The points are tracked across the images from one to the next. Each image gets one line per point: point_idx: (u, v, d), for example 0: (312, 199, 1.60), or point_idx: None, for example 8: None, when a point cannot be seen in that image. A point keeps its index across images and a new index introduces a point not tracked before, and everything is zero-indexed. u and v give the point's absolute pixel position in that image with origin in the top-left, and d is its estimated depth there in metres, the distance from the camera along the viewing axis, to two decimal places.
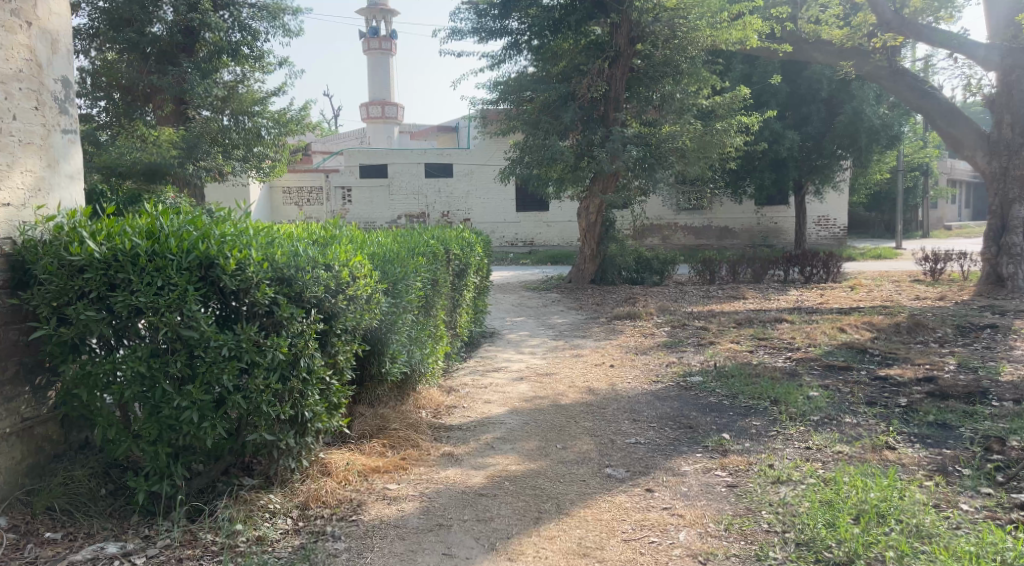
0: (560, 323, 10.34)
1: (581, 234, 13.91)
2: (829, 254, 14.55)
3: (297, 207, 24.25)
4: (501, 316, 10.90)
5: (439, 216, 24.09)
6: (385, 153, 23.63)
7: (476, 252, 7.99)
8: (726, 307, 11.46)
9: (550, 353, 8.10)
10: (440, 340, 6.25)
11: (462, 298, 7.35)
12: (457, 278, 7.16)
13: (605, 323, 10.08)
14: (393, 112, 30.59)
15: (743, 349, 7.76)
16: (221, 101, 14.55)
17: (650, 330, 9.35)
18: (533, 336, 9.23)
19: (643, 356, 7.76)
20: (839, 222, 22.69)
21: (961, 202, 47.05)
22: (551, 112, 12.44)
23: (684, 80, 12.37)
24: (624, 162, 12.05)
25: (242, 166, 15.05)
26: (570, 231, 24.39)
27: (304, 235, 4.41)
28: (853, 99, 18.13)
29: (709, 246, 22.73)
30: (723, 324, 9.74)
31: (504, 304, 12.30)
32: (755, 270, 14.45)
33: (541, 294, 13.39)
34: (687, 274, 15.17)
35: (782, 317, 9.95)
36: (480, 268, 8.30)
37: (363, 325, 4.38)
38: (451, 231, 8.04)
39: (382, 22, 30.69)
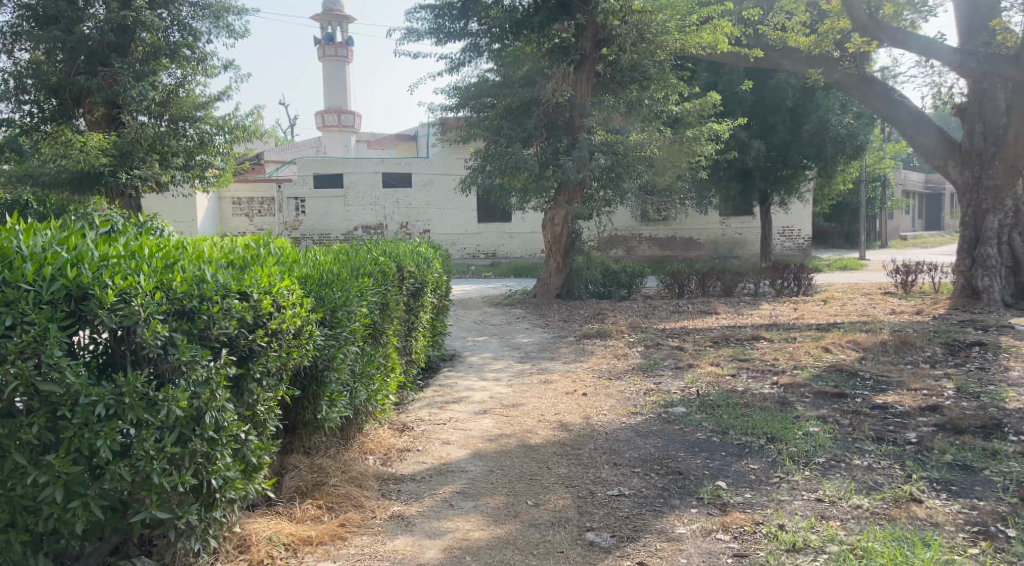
0: (525, 342, 9.64)
1: (546, 246, 13.24)
2: (800, 266, 14.19)
3: (248, 218, 23.55)
4: (463, 335, 10.14)
5: (398, 227, 23.21)
6: (340, 163, 22.72)
7: (434, 269, 7.26)
8: (699, 323, 10.91)
9: (516, 378, 7.37)
10: (391, 370, 5.47)
11: (418, 320, 6.60)
12: (411, 298, 6.40)
13: (574, 343, 9.41)
14: (350, 120, 29.68)
15: (725, 372, 7.15)
16: (158, 106, 13.38)
17: (623, 350, 8.70)
18: (496, 358, 8.51)
19: (618, 381, 7.10)
20: (803, 232, 22.56)
21: (915, 212, 48.07)
22: (514, 119, 11.79)
23: (652, 85, 11.86)
24: (591, 171, 11.44)
25: (183, 175, 14.03)
26: (533, 242, 23.75)
27: (217, 255, 3.57)
28: (817, 109, 17.96)
29: (675, 258, 22.35)
30: (699, 342, 9.16)
31: (466, 321, 11.55)
32: (725, 283, 13.99)
33: (504, 310, 12.68)
34: (656, 287, 14.64)
35: (760, 334, 9.41)
36: (439, 286, 7.55)
37: (291, 365, 3.59)
38: (406, 245, 7.27)
39: (338, 28, 29.80)
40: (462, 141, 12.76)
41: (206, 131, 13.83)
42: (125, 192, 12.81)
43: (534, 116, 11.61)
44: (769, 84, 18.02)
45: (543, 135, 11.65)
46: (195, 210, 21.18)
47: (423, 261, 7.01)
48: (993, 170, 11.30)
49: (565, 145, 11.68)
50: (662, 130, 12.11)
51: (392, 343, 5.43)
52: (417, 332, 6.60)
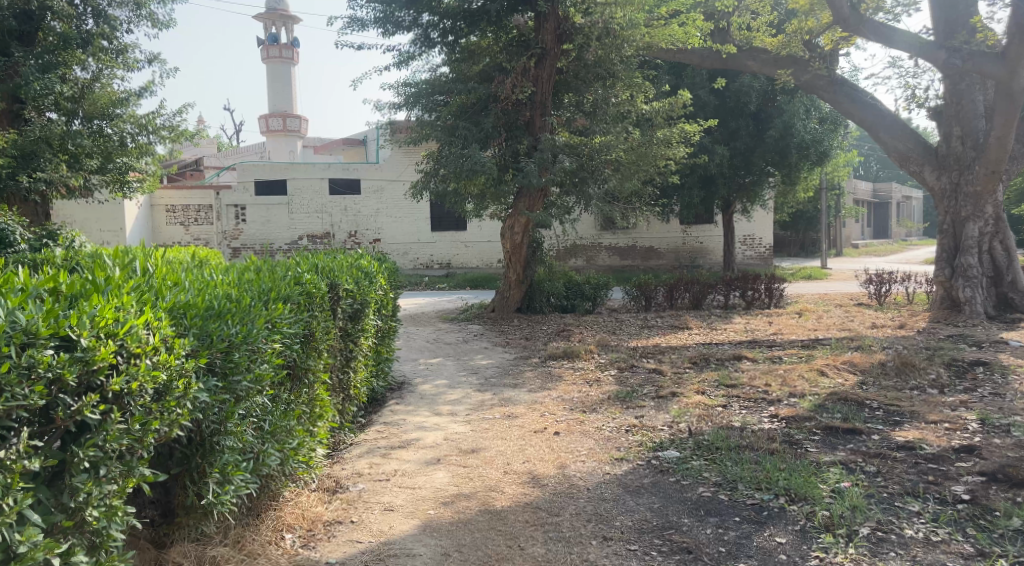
0: (485, 365, 8.58)
1: (505, 256, 12.20)
2: (770, 276, 13.54)
3: (183, 226, 21.91)
4: (413, 358, 9.03)
5: (346, 236, 21.90)
6: (284, 168, 21.36)
7: (377, 285, 6.12)
8: (672, 341, 10.08)
9: (474, 413, 6.30)
10: (320, 413, 4.31)
11: (356, 346, 5.45)
12: (347, 322, 5.24)
13: (538, 365, 8.40)
14: (296, 124, 28.24)
15: (713, 402, 6.25)
16: (70, 101, 11.63)
17: (595, 375, 7.74)
18: (451, 386, 7.41)
19: (593, 415, 6.11)
20: (765, 241, 22.17)
21: (864, 222, 48.99)
22: (469, 118, 10.77)
23: (618, 83, 11.05)
24: (554, 175, 10.50)
25: (99, 179, 12.51)
26: (490, 251, 22.73)
27: (34, 281, 2.33)
28: (782, 114, 17.56)
29: (635, 267, 21.65)
30: (676, 364, 8.28)
31: (417, 340, 10.42)
32: (694, 295, 13.24)
33: (460, 327, 11.59)
34: (622, 299, 13.81)
35: (742, 353, 8.58)
36: (385, 305, 6.45)
37: (155, 440, 2.39)
38: (341, 258, 6.11)
39: (283, 29, 28.29)
40: (413, 142, 11.66)
41: (125, 130, 12.32)
42: (28, 198, 11.14)
43: (492, 114, 10.62)
44: (733, 88, 17.51)
45: (503, 136, 10.67)
46: (125, 218, 19.56)
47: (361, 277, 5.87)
48: (971, 176, 11.01)
49: (525, 147, 10.71)
50: (630, 131, 11.28)
51: (320, 381, 4.26)
52: (354, 361, 5.44)
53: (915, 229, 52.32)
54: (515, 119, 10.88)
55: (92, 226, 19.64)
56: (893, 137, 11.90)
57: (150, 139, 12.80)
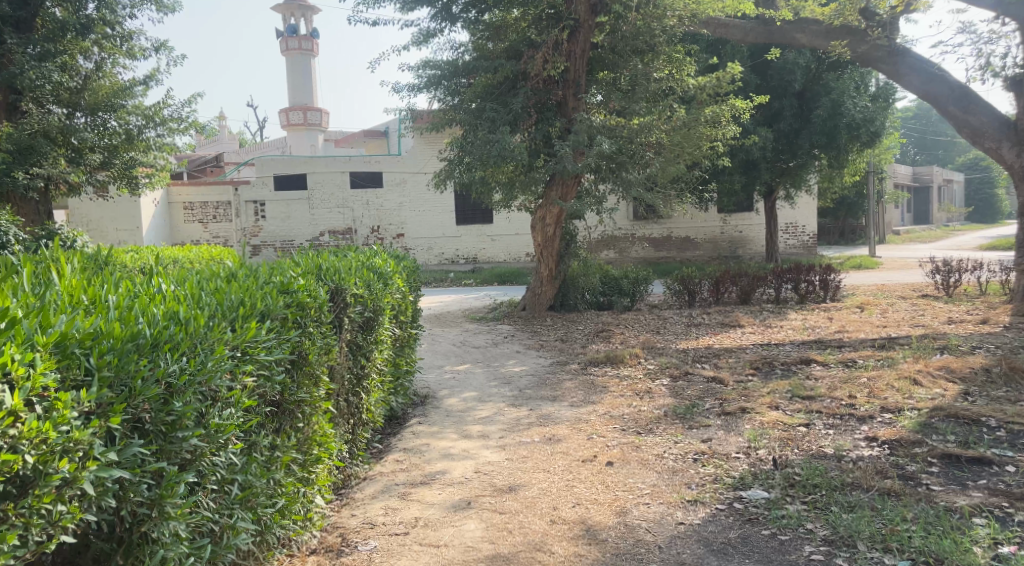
0: (518, 373, 7.65)
1: (536, 249, 11.25)
2: (826, 267, 12.42)
3: (202, 224, 21.32)
4: (438, 365, 8.16)
5: (368, 231, 21.15)
6: (304, 162, 20.66)
7: (394, 287, 5.23)
8: (725, 341, 9.08)
9: (510, 436, 5.39)
10: (319, 452, 3.43)
11: (367, 361, 4.57)
12: (353, 333, 4.34)
13: (578, 373, 7.46)
14: (317, 118, 27.57)
15: (793, 421, 5.26)
16: (70, 92, 10.96)
17: (645, 385, 6.78)
18: (481, 400, 6.50)
19: (650, 437, 5.16)
20: (808, 229, 20.93)
21: (904, 208, 47.19)
22: (497, 99, 9.88)
23: (660, 57, 10.04)
24: (590, 159, 9.53)
25: (106, 175, 11.85)
26: (517, 244, 21.80)
27: None
28: (831, 92, 16.43)
29: (670, 259, 20.57)
30: (737, 370, 7.28)
31: (443, 344, 9.53)
32: (744, 289, 12.18)
33: (489, 327, 10.67)
34: (662, 294, 12.80)
35: (811, 356, 7.56)
36: (403, 310, 5.58)
37: (13, 562, 1.52)
38: (349, 258, 5.24)
39: (302, 20, 27.59)
40: (435, 128, 10.76)
41: (132, 123, 11.60)
42: (28, 196, 10.50)
43: (521, 93, 9.68)
44: (776, 65, 16.45)
45: (533, 118, 9.74)
46: (142, 216, 19.02)
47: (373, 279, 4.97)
48: None
49: (558, 130, 9.76)
50: (672, 109, 10.25)
51: (318, 412, 3.37)
52: (364, 380, 4.55)
53: (957, 214, 50.21)
54: (547, 99, 9.93)
55: (108, 225, 19.17)
56: (968, 111, 10.67)
57: (159, 132, 12.12)
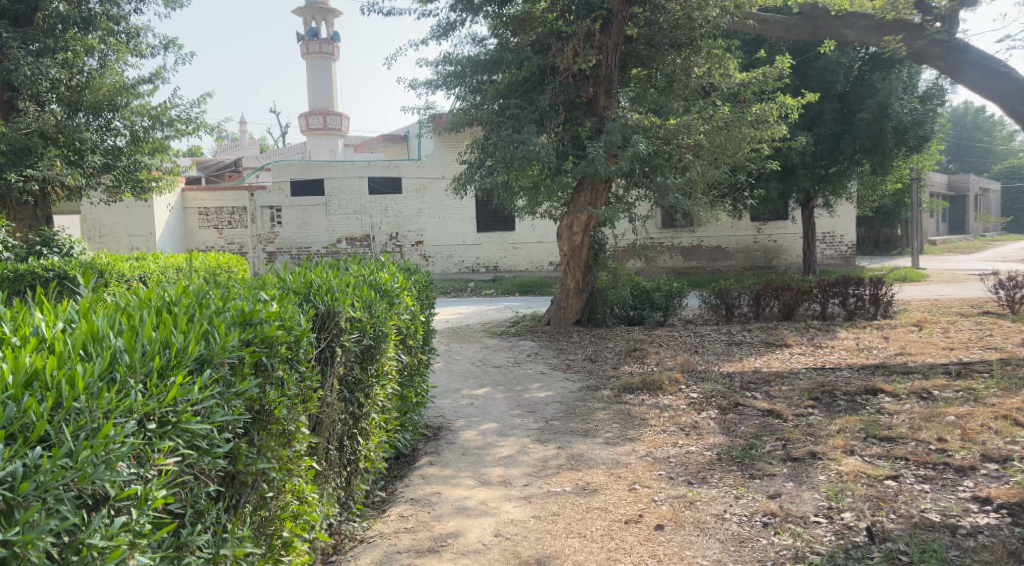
0: (543, 401, 6.82)
1: (562, 259, 10.44)
2: (876, 281, 11.45)
3: (217, 230, 20.69)
4: (455, 389, 7.36)
5: (386, 238, 20.49)
6: (322, 166, 20.09)
7: (402, 306, 4.47)
8: (773, 363, 8.18)
9: (536, 484, 4.56)
10: (294, 528, 2.68)
11: (366, 399, 3.83)
12: (347, 366, 3.61)
13: (611, 402, 6.61)
14: (336, 122, 27.07)
15: (879, 472, 4.36)
16: (71, 90, 10.43)
17: (690, 419, 5.92)
18: (502, 434, 5.70)
19: (706, 491, 4.30)
20: (847, 239, 19.86)
21: (938, 217, 45.74)
22: (522, 97, 9.09)
23: (700, 51, 9.19)
24: (624, 162, 8.70)
25: (112, 178, 11.35)
26: (540, 252, 21.00)
27: None
28: (876, 94, 15.44)
29: (701, 269, 19.64)
30: (793, 400, 6.39)
31: (460, 363, 8.73)
32: (787, 303, 11.26)
33: (511, 344, 9.88)
34: (697, 308, 11.92)
35: (877, 385, 6.64)
36: (412, 331, 4.81)
37: None
38: (350, 273, 4.51)
39: (323, 23, 27.11)
40: (454, 128, 10.02)
41: (138, 126, 11.20)
42: (23, 199, 9.98)
43: (548, 89, 8.91)
44: (817, 65, 15.65)
45: (562, 116, 8.95)
46: (154, 221, 18.55)
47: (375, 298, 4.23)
48: None
49: (588, 130, 8.95)
50: (713, 109, 9.37)
51: (293, 479, 2.63)
52: (361, 420, 3.81)
53: (993, 223, 48.48)
54: (577, 95, 9.12)
55: (121, 231, 18.71)
56: None
57: (167, 133, 11.63)
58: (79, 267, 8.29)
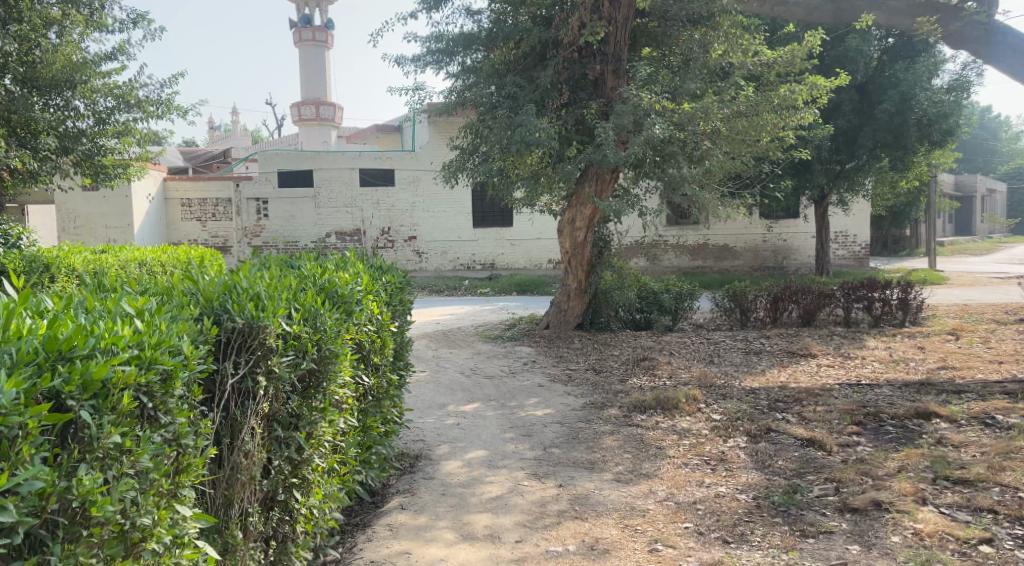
0: (541, 421, 5.91)
1: (564, 257, 9.53)
2: (904, 284, 10.52)
3: (200, 222, 19.52)
4: (440, 405, 6.45)
5: (378, 233, 19.55)
6: (311, 157, 19.12)
7: (362, 314, 3.56)
8: (801, 377, 7.25)
9: (532, 540, 3.62)
10: None
11: (306, 440, 2.94)
12: (275, 398, 2.74)
13: (620, 424, 5.69)
14: (329, 113, 26.11)
15: (968, 532, 3.43)
16: (26, 66, 9.53)
17: (715, 449, 4.99)
18: (491, 467, 4.78)
19: (749, 555, 3.37)
20: (860, 239, 18.96)
21: (944, 219, 44.97)
22: (522, 74, 8.15)
23: (719, 27, 8.20)
24: (634, 149, 7.75)
25: (71, 162, 10.54)
26: (539, 249, 20.06)
27: None
28: (899, 84, 14.57)
29: (707, 269, 18.71)
30: (832, 425, 5.47)
31: (449, 372, 7.81)
32: (807, 308, 10.34)
33: (506, 350, 8.96)
34: (709, 312, 11.02)
35: (930, 407, 5.71)
36: (379, 344, 3.88)
37: None
38: (297, 273, 3.62)
39: (317, 10, 26.10)
40: (445, 111, 9.07)
41: (100, 105, 10.42)
42: None
43: (550, 66, 7.96)
44: (836, 52, 14.74)
45: (566, 96, 8.05)
46: (132, 212, 17.61)
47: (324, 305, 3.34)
48: None
49: (594, 112, 8.00)
50: (732, 93, 8.42)
51: None
52: (301, 468, 2.93)
53: (1000, 224, 47.61)
54: (583, 73, 8.28)
55: (97, 221, 17.76)
56: None
57: (133, 116, 10.83)
58: (21, 260, 7.38)
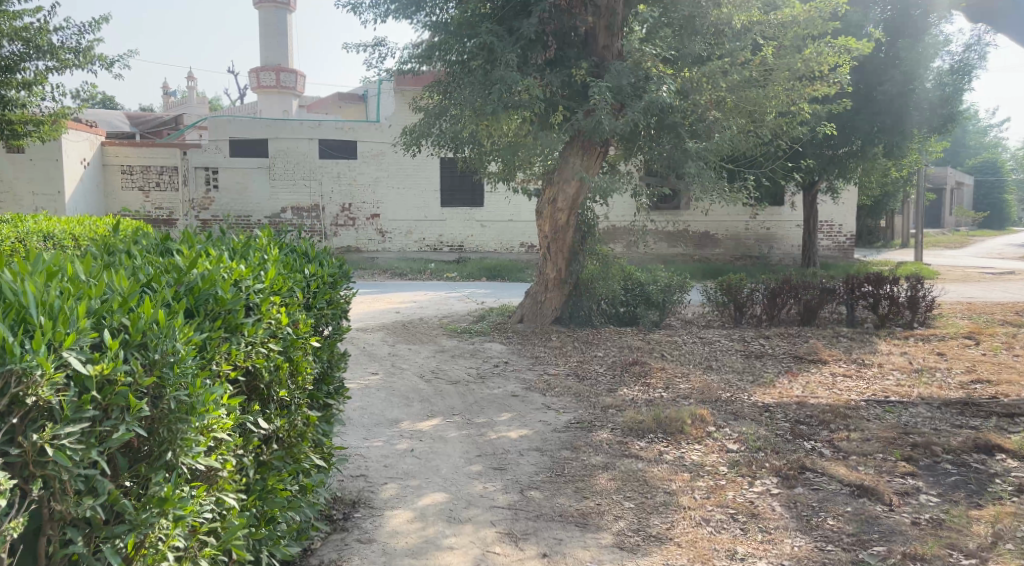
0: (515, 448, 4.74)
1: (542, 241, 8.36)
2: (914, 282, 9.56)
3: (142, 192, 17.65)
4: (391, 422, 5.24)
5: (338, 210, 18.12)
6: (266, 125, 17.58)
7: (255, 329, 2.29)
8: (818, 391, 6.20)
9: None
10: None
11: (131, 555, 1.68)
12: (57, 493, 1.51)
13: (615, 456, 4.55)
14: (289, 80, 24.37)
15: None
16: None
17: (740, 497, 3.89)
18: (451, 521, 3.61)
19: None
20: (846, 229, 18.16)
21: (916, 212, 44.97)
22: (502, 24, 6.88)
23: None
24: (630, 118, 6.54)
25: None
26: (511, 231, 18.83)
27: None
28: (899, 63, 13.80)
29: (688, 258, 17.70)
30: (878, 460, 4.41)
31: (405, 376, 6.60)
32: (808, 305, 9.33)
33: (474, 347, 7.78)
34: (700, 306, 9.96)
35: (991, 439, 4.69)
36: (288, 368, 2.62)
37: None
38: (155, 263, 2.35)
39: None
40: (409, 69, 7.75)
41: (5, 51, 8.94)
42: None
43: (534, 13, 6.67)
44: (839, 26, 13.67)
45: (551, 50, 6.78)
46: (62, 177, 15.87)
47: (186, 314, 2.09)
48: None
49: (586, 72, 6.77)
50: (742, 58, 7.27)
51: None
52: None
53: (967, 218, 47.83)
54: (571, 27, 7.12)
55: (22, 187, 15.99)
56: None
57: (45, 65, 9.35)
58: None
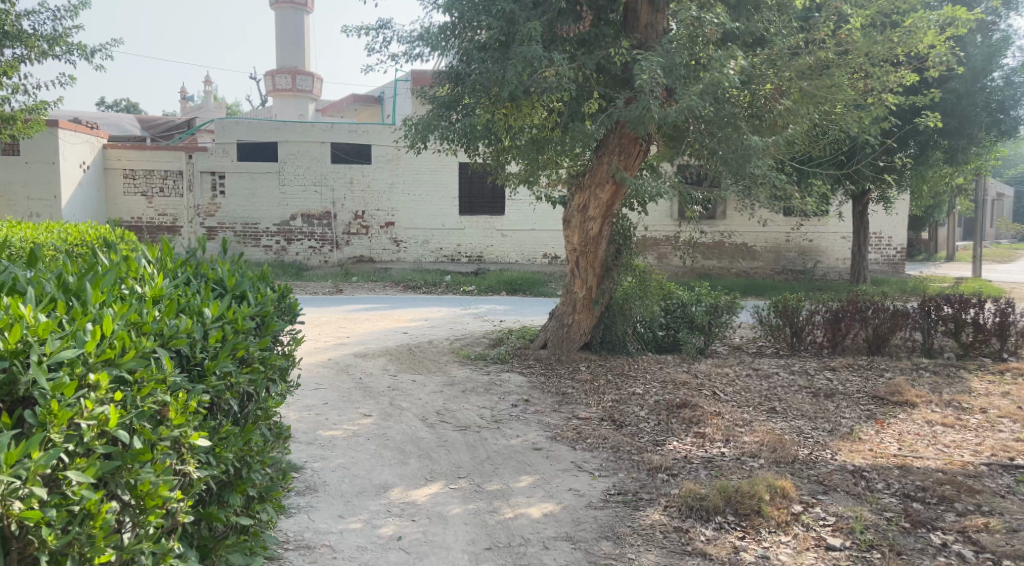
0: (539, 535, 3.55)
1: (569, 255, 7.17)
2: (1003, 304, 8.18)
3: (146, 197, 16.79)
4: (378, 489, 4.07)
5: (350, 218, 17.09)
6: (276, 127, 16.61)
7: (13, 457, 1.22)
8: (920, 448, 4.92)
9: None
10: None
11: None
12: None
13: (674, 554, 3.33)
14: (306, 83, 23.50)
15: None
16: None
17: None
18: None
19: None
20: (897, 242, 16.75)
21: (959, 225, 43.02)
22: None
23: None
24: (682, 107, 5.34)
25: None
26: (533, 241, 17.65)
27: None
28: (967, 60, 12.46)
29: (724, 272, 16.38)
30: None
31: (405, 418, 5.43)
32: (880, 332, 8.01)
33: (490, 380, 6.60)
34: (751, 331, 8.68)
35: None
36: (130, 500, 1.55)
37: None
38: None
39: None
40: (418, 55, 6.64)
41: None
42: None
43: None
44: None
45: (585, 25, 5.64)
46: (59, 181, 15.04)
47: None
48: None
49: (625, 53, 5.60)
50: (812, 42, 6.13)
51: None
52: None
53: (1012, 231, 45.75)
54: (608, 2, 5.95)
55: (18, 191, 15.17)
56: None
57: (17, 54, 8.39)
58: None
